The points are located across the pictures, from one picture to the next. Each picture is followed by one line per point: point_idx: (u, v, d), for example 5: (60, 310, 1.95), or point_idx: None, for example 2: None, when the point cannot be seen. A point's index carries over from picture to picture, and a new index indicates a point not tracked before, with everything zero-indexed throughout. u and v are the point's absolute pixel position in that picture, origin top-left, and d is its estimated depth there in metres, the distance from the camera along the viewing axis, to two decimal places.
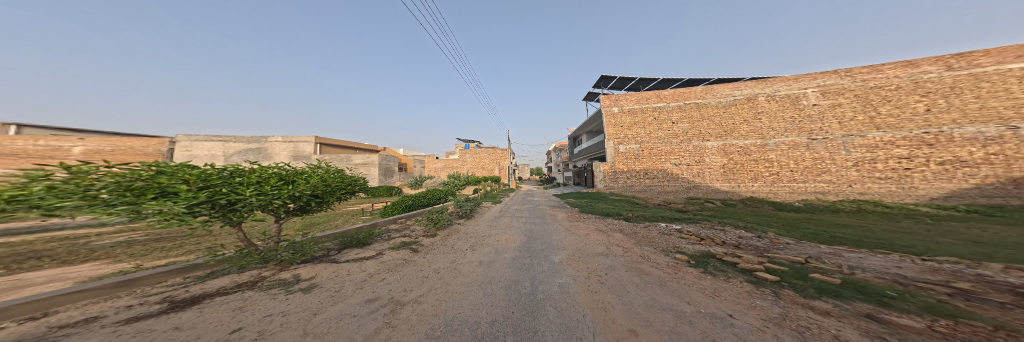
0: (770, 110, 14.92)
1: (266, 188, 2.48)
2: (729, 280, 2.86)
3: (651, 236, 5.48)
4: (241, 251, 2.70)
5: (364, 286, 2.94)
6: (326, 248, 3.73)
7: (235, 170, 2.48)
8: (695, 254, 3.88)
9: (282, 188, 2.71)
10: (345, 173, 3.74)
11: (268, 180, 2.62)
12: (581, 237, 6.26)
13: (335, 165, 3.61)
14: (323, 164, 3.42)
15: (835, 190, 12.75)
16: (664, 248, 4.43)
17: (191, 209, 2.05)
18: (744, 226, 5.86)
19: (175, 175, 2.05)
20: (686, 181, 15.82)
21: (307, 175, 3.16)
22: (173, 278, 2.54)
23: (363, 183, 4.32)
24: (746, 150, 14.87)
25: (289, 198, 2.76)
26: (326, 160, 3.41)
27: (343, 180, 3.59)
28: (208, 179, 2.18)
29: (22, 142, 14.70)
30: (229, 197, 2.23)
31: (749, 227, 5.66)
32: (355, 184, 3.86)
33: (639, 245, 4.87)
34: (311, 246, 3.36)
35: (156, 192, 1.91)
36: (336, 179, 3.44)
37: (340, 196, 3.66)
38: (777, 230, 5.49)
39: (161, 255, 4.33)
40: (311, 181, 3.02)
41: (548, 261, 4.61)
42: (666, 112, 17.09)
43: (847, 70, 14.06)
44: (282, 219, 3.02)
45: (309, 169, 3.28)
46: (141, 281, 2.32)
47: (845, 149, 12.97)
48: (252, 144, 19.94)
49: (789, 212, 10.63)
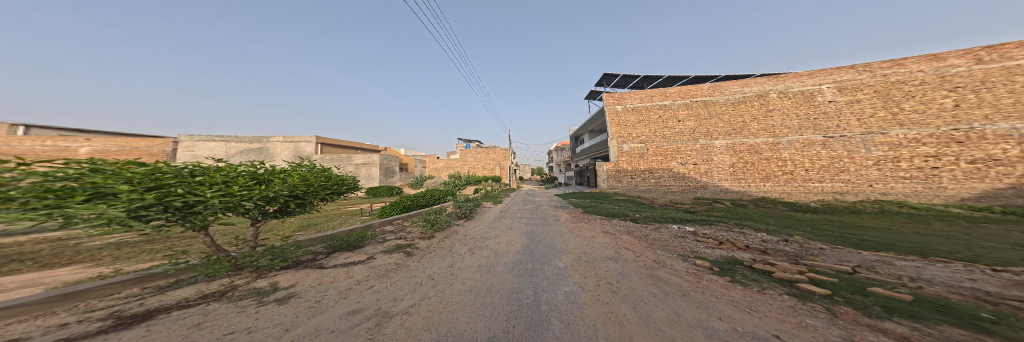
0: (783, 107, 14.37)
1: (234, 189, 2.18)
2: (765, 291, 2.49)
3: (664, 239, 5.08)
4: (208, 258, 2.31)
5: (349, 295, 2.58)
6: (310, 251, 3.38)
7: (197, 169, 2.18)
8: (718, 259, 3.50)
9: (254, 188, 2.40)
10: (331, 172, 3.42)
11: (238, 179, 2.32)
12: (586, 239, 5.91)
13: (321, 163, 3.31)
14: (307, 162, 3.14)
15: (853, 190, 12.11)
16: (681, 253, 4.04)
17: (134, 213, 1.75)
18: (766, 228, 5.43)
19: (117, 175, 1.74)
20: (693, 180, 15.28)
21: (287, 173, 2.85)
22: (125, 290, 2.13)
23: (353, 184, 4.01)
24: (757, 148, 14.32)
25: (261, 201, 2.44)
26: (311, 159, 3.12)
27: (327, 179, 3.26)
28: (160, 178, 1.87)
29: (30, 142, 14.98)
30: (186, 199, 1.92)
31: (772, 230, 5.23)
32: (342, 184, 3.54)
33: (652, 249, 4.49)
34: (293, 250, 2.94)
35: (88, 193, 1.61)
36: (319, 179, 3.10)
37: (326, 197, 3.33)
38: (804, 234, 5.06)
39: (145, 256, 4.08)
40: (289, 181, 2.70)
41: (552, 266, 4.26)
42: (672, 110, 16.61)
43: (865, 65, 13.45)
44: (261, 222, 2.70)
45: (290, 167, 2.98)
46: (84, 295, 1.91)
47: (865, 147, 12.35)
48: (253, 144, 19.98)
49: (806, 213, 10.08)
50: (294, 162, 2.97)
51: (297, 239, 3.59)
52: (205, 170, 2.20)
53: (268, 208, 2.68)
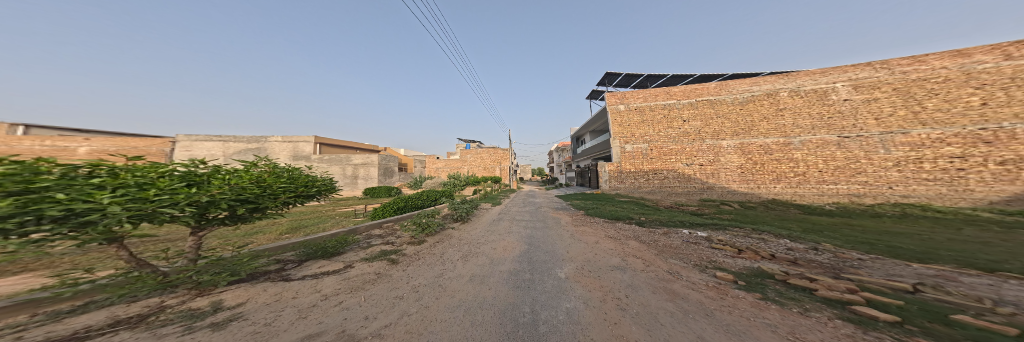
0: (794, 105, 13.85)
1: (148, 192, 1.51)
2: (809, 314, 2.01)
3: (676, 246, 4.62)
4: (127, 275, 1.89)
5: (309, 315, 2.17)
6: (268, 260, 2.95)
7: (101, 169, 1.53)
8: (741, 271, 3.02)
9: (189, 192, 1.73)
10: (296, 173, 2.87)
11: (159, 179, 1.64)
12: (589, 244, 5.51)
13: (282, 163, 2.72)
14: (266, 160, 2.51)
15: (871, 192, 11.55)
16: (697, 263, 3.59)
17: None
18: (789, 234, 4.98)
19: None
20: (699, 181, 14.79)
21: (241, 173, 2.20)
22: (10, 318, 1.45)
23: (330, 184, 3.54)
24: (767, 148, 13.81)
25: (192, 207, 1.75)
26: (270, 157, 2.51)
27: (292, 181, 2.68)
28: (33, 179, 1.26)
29: (29, 142, 14.98)
30: (66, 207, 1.26)
31: (796, 236, 4.77)
32: (310, 185, 2.99)
33: (662, 258, 4.06)
34: (251, 263, 2.57)
35: None
36: (278, 180, 2.46)
37: (290, 200, 2.75)
38: (834, 241, 4.56)
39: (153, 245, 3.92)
40: (234, 182, 2.02)
41: (552, 277, 3.85)
42: (677, 110, 16.16)
43: (882, 62, 12.89)
44: (204, 231, 2.11)
45: (245, 167, 2.35)
46: None
47: (883, 147, 11.78)
48: (251, 144, 19.88)
49: (821, 216, 9.52)
50: (249, 161, 2.34)
51: (258, 247, 3.15)
52: (112, 168, 1.55)
53: (216, 215, 2.04)
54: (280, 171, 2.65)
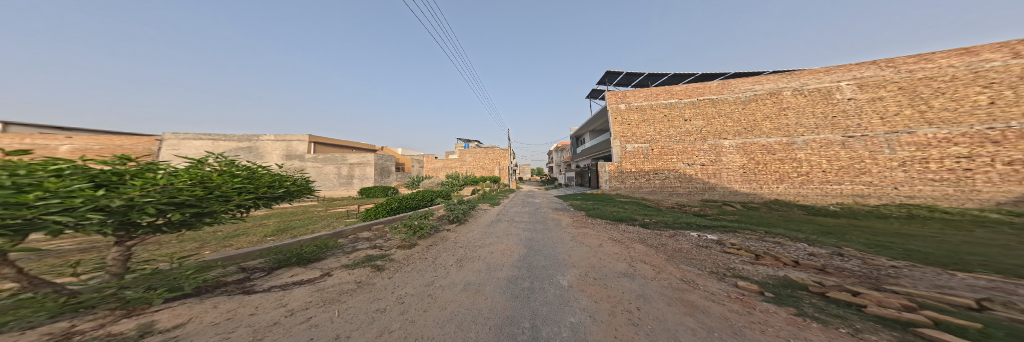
0: (797, 104, 13.73)
1: (27, 196, 1.15)
2: (863, 337, 1.65)
3: (687, 251, 4.31)
4: (16, 297, 1.48)
5: (267, 336, 1.82)
6: (226, 270, 2.54)
7: None
8: (765, 280, 2.69)
9: (95, 195, 1.37)
10: (259, 171, 2.50)
11: (50, 179, 1.27)
12: (592, 248, 5.21)
13: (242, 160, 2.36)
14: (219, 157, 2.15)
15: (876, 192, 11.43)
16: (715, 271, 3.27)
17: None
18: (807, 237, 4.68)
19: None
20: (701, 182, 14.63)
21: (178, 172, 1.84)
22: None
23: (304, 184, 3.19)
24: (770, 148, 13.66)
25: (100, 214, 1.40)
26: (222, 153, 2.14)
27: (250, 181, 2.32)
28: None
29: (7, 140, 14.40)
30: None
31: (816, 239, 4.47)
32: (276, 185, 2.64)
33: (674, 264, 3.75)
34: (202, 276, 2.20)
35: None
36: (230, 180, 2.09)
37: (250, 203, 2.40)
38: (857, 244, 4.27)
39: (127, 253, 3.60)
40: (163, 182, 1.65)
41: (554, 285, 3.52)
42: (679, 109, 15.94)
43: (887, 60, 12.76)
44: (133, 239, 1.77)
45: (188, 166, 1.98)
46: None
47: (888, 147, 11.65)
48: (243, 142, 19.32)
49: (826, 217, 9.32)
50: (195, 158, 1.97)
51: (211, 256, 2.71)
52: None
53: (146, 221, 1.69)
54: (237, 170, 2.28)
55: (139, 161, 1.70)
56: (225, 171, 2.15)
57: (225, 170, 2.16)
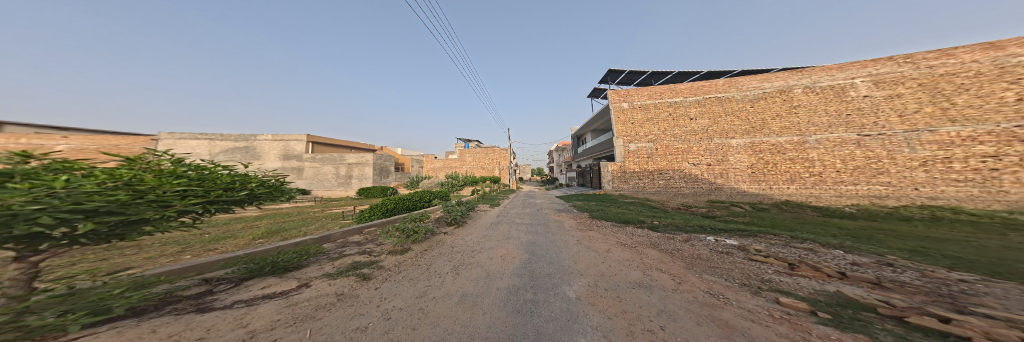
0: (809, 102, 13.32)
1: None
2: None
3: (710, 259, 3.90)
4: None
5: None
6: (178, 284, 2.14)
7: None
8: (815, 297, 2.28)
9: None
10: (215, 171, 2.13)
11: None
12: (600, 253, 4.82)
13: (194, 158, 2.00)
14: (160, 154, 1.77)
15: (894, 193, 10.97)
16: (747, 283, 2.87)
17: None
18: (843, 243, 4.24)
19: None
20: (707, 182, 14.21)
21: (94, 171, 1.46)
22: None
23: (277, 185, 2.82)
24: (780, 148, 13.24)
25: None
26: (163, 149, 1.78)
27: (198, 182, 1.93)
28: None
29: (3, 140, 14.31)
30: None
31: (854, 245, 4.03)
32: (238, 186, 2.26)
33: (698, 276, 3.34)
34: (139, 295, 1.81)
35: None
36: (166, 182, 1.71)
37: (202, 207, 2.01)
38: (902, 252, 3.82)
39: (94, 267, 3.26)
40: (59, 185, 1.27)
41: (560, 297, 3.13)
42: (684, 107, 15.54)
43: (905, 56, 12.29)
44: (33, 249, 1.38)
45: (116, 164, 1.61)
46: None
47: (909, 146, 11.17)
48: (240, 142, 19.11)
49: (842, 218, 8.90)
50: (125, 156, 1.60)
51: (162, 267, 2.29)
52: None
53: (48, 231, 1.31)
54: (183, 170, 1.90)
55: (45, 159, 1.35)
56: (164, 172, 1.77)
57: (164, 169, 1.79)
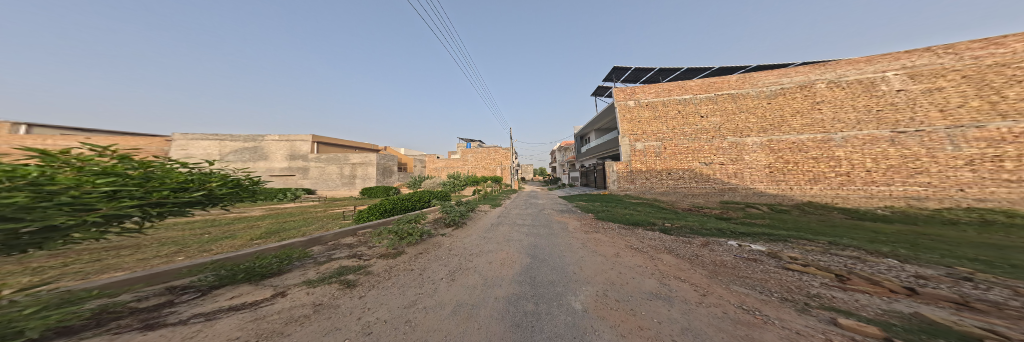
0: (833, 98, 12.47)
1: None
2: None
3: (738, 267, 3.44)
4: None
5: None
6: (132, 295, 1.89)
7: None
8: (890, 321, 1.83)
9: None
10: (165, 170, 1.87)
11: None
12: (609, 258, 4.43)
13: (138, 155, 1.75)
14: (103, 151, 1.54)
15: (934, 195, 10.02)
16: (791, 297, 2.42)
17: None
18: (899, 251, 3.69)
19: None
20: (720, 182, 13.47)
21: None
22: None
23: (248, 186, 2.56)
24: (801, 146, 12.41)
25: None
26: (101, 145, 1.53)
27: (132, 181, 1.65)
28: None
29: (30, 141, 15.07)
30: None
31: (913, 255, 3.49)
32: (190, 185, 1.99)
33: (728, 288, 2.90)
34: (69, 311, 1.52)
35: None
36: (90, 181, 1.45)
37: (141, 209, 1.74)
38: (973, 263, 3.27)
39: (77, 278, 3.10)
40: None
41: (566, 309, 2.77)
42: (694, 105, 14.85)
43: (945, 46, 11.29)
44: None
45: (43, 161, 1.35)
46: None
47: (950, 144, 10.22)
48: (249, 142, 19.59)
49: (874, 221, 8.14)
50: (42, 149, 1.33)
51: (118, 276, 2.05)
52: None
53: None
54: (123, 167, 1.65)
55: None
56: (91, 171, 1.49)
57: (95, 165, 1.52)
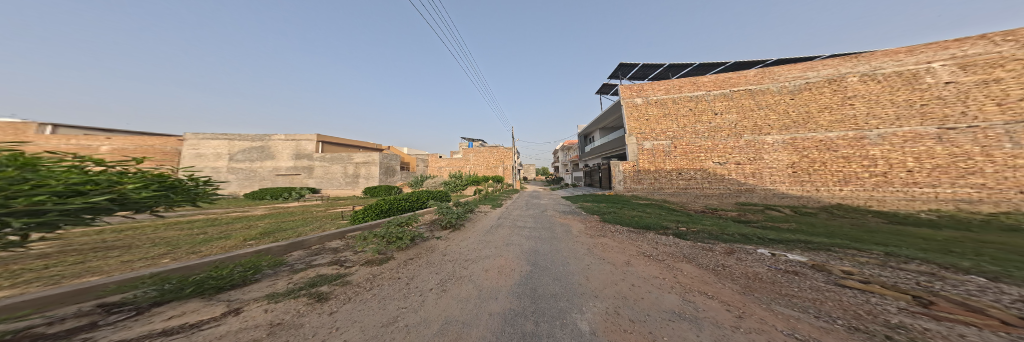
0: (867, 92, 11.42)
1: None
2: None
3: (778, 281, 2.90)
4: None
5: None
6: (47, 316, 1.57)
7: None
8: None
9: None
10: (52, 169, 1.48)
11: None
12: (619, 266, 3.93)
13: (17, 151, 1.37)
14: None
15: (989, 197, 9.01)
16: (865, 328, 1.88)
17: None
18: (986, 266, 3.06)
19: None
20: (736, 183, 12.61)
21: None
22: None
23: (182, 187, 2.22)
24: (830, 144, 11.43)
25: None
26: None
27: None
28: None
29: (54, 140, 15.76)
30: None
31: (1009, 272, 2.86)
32: (92, 185, 1.61)
33: (772, 309, 2.37)
34: None
35: None
36: None
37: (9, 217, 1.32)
38: None
39: (45, 284, 2.90)
40: None
41: (572, 331, 2.32)
42: (708, 102, 13.96)
43: (1002, 33, 10.10)
44: None
45: None
46: None
47: (1009, 141, 9.16)
48: (256, 142, 19.95)
49: (916, 226, 7.24)
50: None
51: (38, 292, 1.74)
52: None
53: None
54: None
55: None
56: None
57: None
